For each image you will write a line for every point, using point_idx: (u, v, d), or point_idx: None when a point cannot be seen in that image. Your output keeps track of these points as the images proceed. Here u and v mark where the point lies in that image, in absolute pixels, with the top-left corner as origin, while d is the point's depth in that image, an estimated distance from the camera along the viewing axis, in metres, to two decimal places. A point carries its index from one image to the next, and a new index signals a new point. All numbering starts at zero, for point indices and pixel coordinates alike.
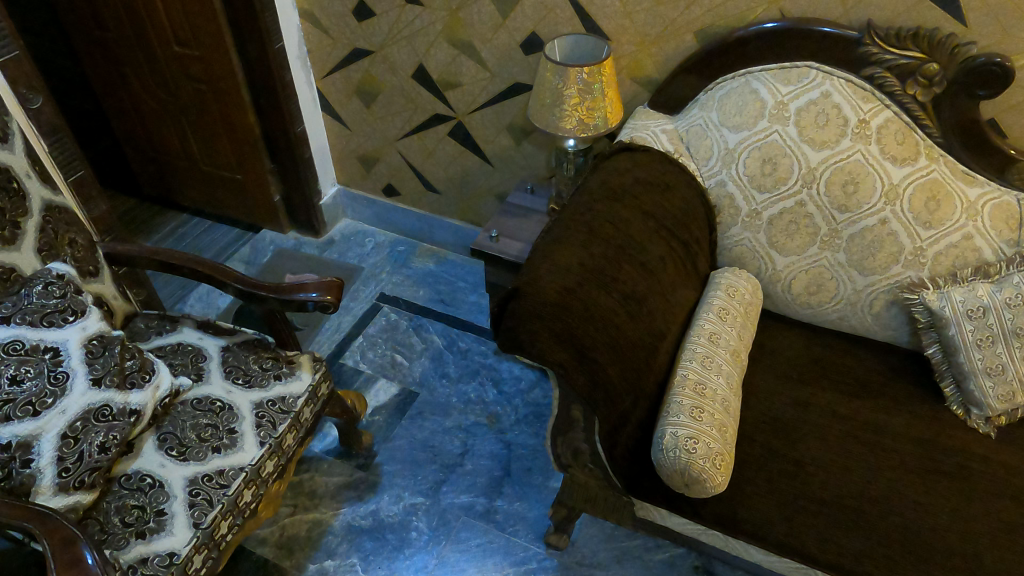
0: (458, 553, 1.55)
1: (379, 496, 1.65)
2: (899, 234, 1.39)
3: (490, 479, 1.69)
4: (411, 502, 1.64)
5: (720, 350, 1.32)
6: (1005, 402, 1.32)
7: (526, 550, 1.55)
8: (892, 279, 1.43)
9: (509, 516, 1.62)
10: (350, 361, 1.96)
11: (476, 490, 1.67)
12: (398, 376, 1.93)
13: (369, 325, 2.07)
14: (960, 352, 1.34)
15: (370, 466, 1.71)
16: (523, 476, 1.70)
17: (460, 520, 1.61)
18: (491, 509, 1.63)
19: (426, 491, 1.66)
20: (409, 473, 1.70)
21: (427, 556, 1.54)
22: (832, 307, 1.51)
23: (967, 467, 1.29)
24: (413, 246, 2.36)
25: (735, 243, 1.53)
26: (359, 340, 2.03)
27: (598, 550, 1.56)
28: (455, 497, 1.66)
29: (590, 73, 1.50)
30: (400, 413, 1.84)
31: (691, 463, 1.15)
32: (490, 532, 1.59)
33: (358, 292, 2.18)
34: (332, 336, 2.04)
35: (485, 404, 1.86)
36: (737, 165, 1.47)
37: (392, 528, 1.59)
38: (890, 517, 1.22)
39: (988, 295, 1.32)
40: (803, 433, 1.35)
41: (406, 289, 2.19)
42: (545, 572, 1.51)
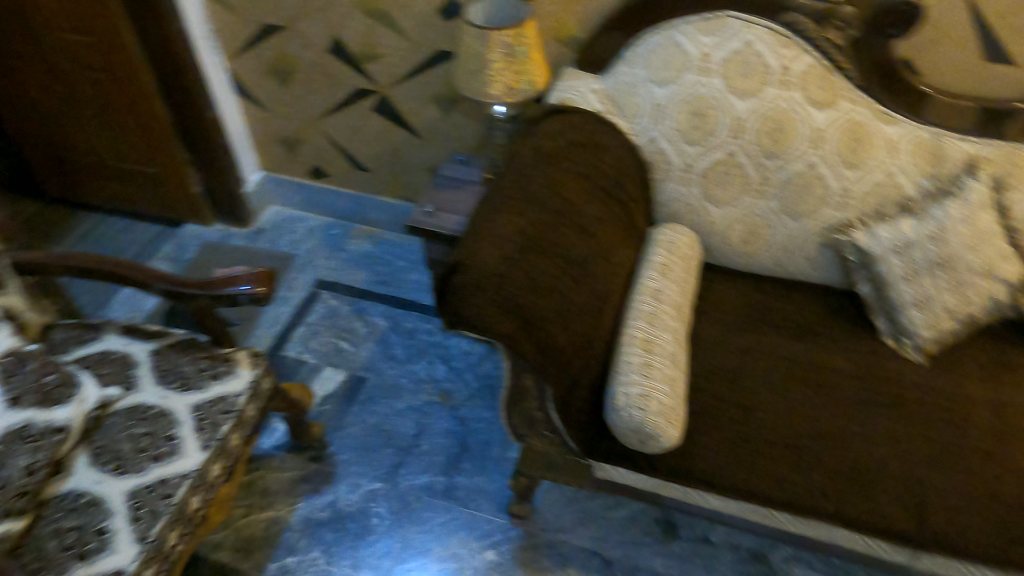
0: (422, 534, 1.53)
1: (336, 486, 1.61)
2: (827, 177, 1.43)
3: (448, 457, 1.68)
4: (370, 489, 1.61)
5: (664, 306, 1.34)
6: (934, 330, 1.38)
7: (490, 523, 1.55)
8: (823, 222, 1.46)
9: (470, 491, 1.61)
10: (291, 351, 1.90)
11: (434, 469, 1.65)
12: (344, 362, 1.88)
13: (309, 313, 2.01)
14: (891, 286, 1.40)
15: (324, 457, 1.67)
16: (481, 450, 1.69)
17: (421, 500, 1.59)
18: (451, 487, 1.62)
19: (384, 476, 1.64)
20: (364, 460, 1.67)
21: (390, 540, 1.52)
22: (768, 255, 1.52)
23: (903, 396, 1.35)
24: (346, 228, 2.28)
25: (670, 199, 1.51)
26: (300, 329, 1.96)
27: (561, 514, 1.57)
28: (414, 478, 1.64)
29: (513, 36, 1.46)
30: (349, 399, 1.80)
31: (645, 420, 1.17)
32: (452, 509, 1.58)
33: (293, 280, 2.10)
34: (271, 328, 1.97)
35: (436, 382, 1.84)
36: (667, 119, 1.44)
37: (353, 516, 1.56)
38: (835, 450, 1.27)
39: (911, 230, 1.37)
40: (749, 380, 1.38)
41: (344, 273, 2.13)
42: (511, 543, 1.52)
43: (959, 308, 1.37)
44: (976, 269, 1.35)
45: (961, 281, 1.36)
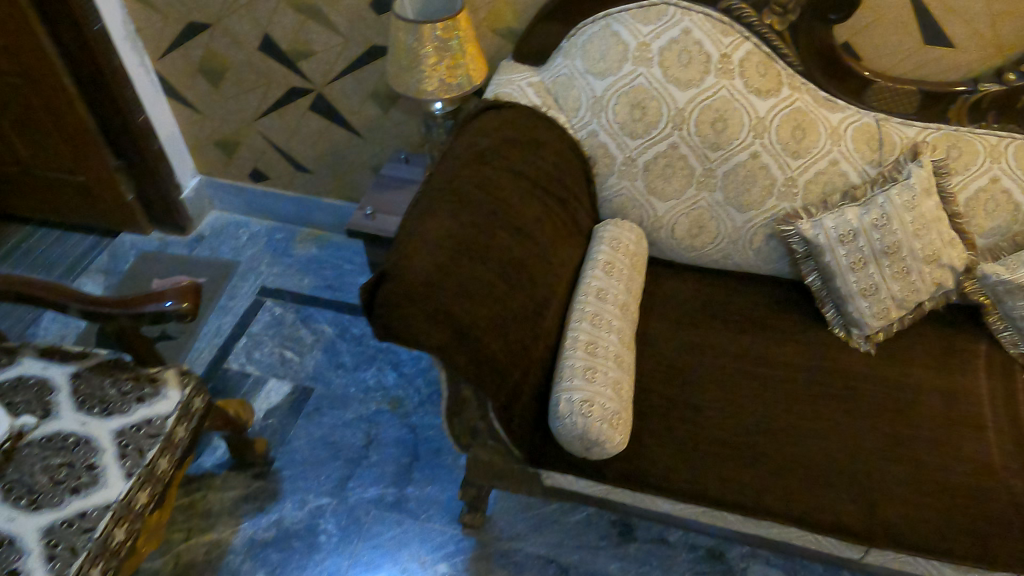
0: (372, 549, 1.48)
1: (281, 504, 1.55)
2: (771, 166, 1.39)
3: (399, 467, 1.63)
4: (317, 505, 1.55)
5: (608, 306, 1.30)
6: (881, 318, 1.37)
7: (443, 534, 1.51)
8: (769, 212, 1.43)
9: (421, 502, 1.56)
10: (234, 364, 1.83)
11: (385, 481, 1.60)
12: (289, 373, 1.81)
13: (253, 323, 1.93)
14: (837, 277, 1.37)
15: (268, 474, 1.60)
16: (433, 458, 1.64)
17: (371, 514, 1.54)
18: (402, 498, 1.57)
19: (331, 491, 1.58)
20: (311, 475, 1.61)
21: (339, 558, 1.47)
22: (715, 248, 1.49)
23: (852, 387, 1.34)
24: (290, 232, 2.20)
25: (614, 194, 1.46)
26: (243, 340, 1.88)
27: (516, 521, 1.53)
28: (363, 491, 1.58)
29: (445, 29, 1.40)
30: (295, 412, 1.73)
31: (588, 427, 1.13)
32: (404, 521, 1.53)
33: (236, 289, 2.02)
34: (212, 340, 1.88)
35: (385, 390, 1.78)
36: (607, 112, 1.40)
37: (299, 535, 1.50)
38: (784, 448, 1.25)
39: (857, 219, 1.34)
40: (698, 379, 1.35)
41: (290, 279, 2.06)
42: (464, 554, 1.47)
43: (905, 295, 1.36)
44: (921, 256, 1.33)
45: (906, 269, 1.34)
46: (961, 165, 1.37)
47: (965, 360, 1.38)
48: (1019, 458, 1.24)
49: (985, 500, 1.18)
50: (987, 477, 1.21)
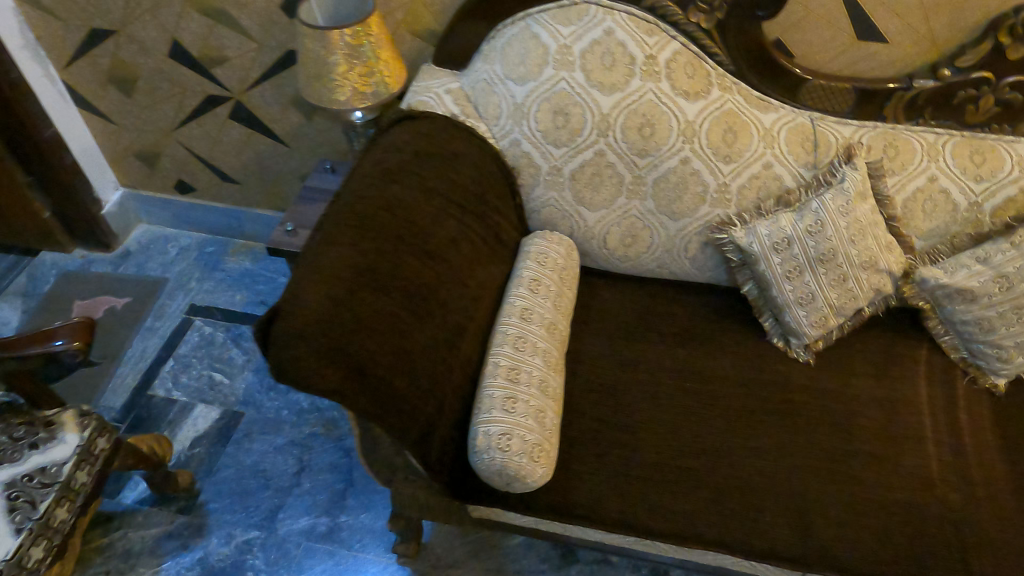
0: None
1: (206, 540, 1.48)
2: (702, 172, 1.33)
3: (332, 494, 1.56)
4: (244, 539, 1.48)
5: (533, 327, 1.23)
6: (819, 327, 1.32)
7: (377, 565, 1.45)
8: (702, 220, 1.36)
9: (355, 531, 1.50)
10: (160, 390, 1.74)
11: (317, 511, 1.53)
12: (218, 397, 1.73)
13: (180, 345, 1.84)
14: (773, 286, 1.32)
15: (193, 508, 1.53)
16: (368, 483, 1.58)
17: (301, 547, 1.47)
18: (335, 528, 1.50)
19: (260, 523, 1.50)
20: (238, 506, 1.53)
21: None
22: (650, 258, 1.43)
23: (790, 401, 1.29)
24: (221, 245, 2.10)
25: (541, 205, 1.39)
26: (169, 363, 1.79)
27: (454, 547, 1.47)
28: (294, 521, 1.51)
29: (354, 34, 1.31)
30: (223, 439, 1.65)
31: (507, 462, 1.07)
32: (336, 553, 1.46)
33: (163, 308, 1.93)
34: (137, 365, 1.79)
35: (320, 411, 1.71)
36: (529, 120, 1.32)
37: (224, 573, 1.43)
38: (718, 470, 1.20)
39: (790, 225, 1.28)
40: (630, 399, 1.30)
41: (221, 295, 1.96)
42: None
43: (843, 303, 1.31)
44: (858, 263, 1.28)
45: (843, 276, 1.29)
46: (898, 166, 1.32)
47: (905, 368, 1.34)
48: (958, 470, 1.20)
49: (923, 517, 1.14)
50: (925, 492, 1.17)
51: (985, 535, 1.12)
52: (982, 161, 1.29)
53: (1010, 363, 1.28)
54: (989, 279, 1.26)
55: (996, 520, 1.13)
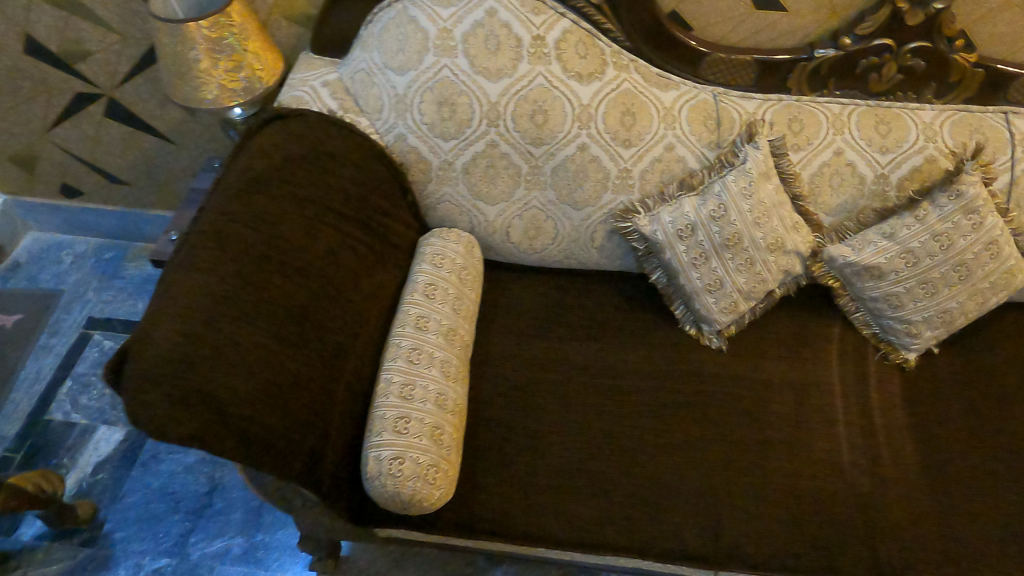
0: None
1: (112, 573, 1.40)
2: (601, 158, 1.26)
3: (246, 512, 1.49)
4: (153, 568, 1.41)
5: (429, 337, 1.16)
6: (729, 313, 1.29)
7: None
8: (605, 208, 1.30)
9: (271, 550, 1.44)
10: (56, 415, 1.63)
11: (231, 531, 1.47)
12: (122, 417, 1.64)
13: (77, 364, 1.72)
14: (680, 274, 1.27)
15: (98, 539, 1.45)
16: None
17: (215, 571, 1.41)
18: (251, 548, 1.44)
19: (170, 550, 1.44)
20: (146, 533, 1.46)
21: None
22: (556, 249, 1.37)
23: (702, 391, 1.26)
24: (117, 252, 1.97)
25: (437, 201, 1.31)
26: (67, 384, 1.69)
27: (374, 558, 1.43)
28: (207, 545, 1.45)
29: (213, 26, 1.19)
30: (128, 463, 1.56)
31: (400, 489, 1.01)
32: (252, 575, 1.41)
33: (58, 323, 1.81)
34: (31, 388, 1.68)
35: None
36: (413, 112, 1.22)
37: None
38: (628, 471, 1.16)
39: (694, 211, 1.23)
40: (538, 401, 1.25)
41: (119, 307, 1.85)
42: None
43: (752, 287, 1.27)
44: (764, 246, 1.24)
45: (749, 260, 1.25)
46: (803, 141, 1.27)
47: (818, 347, 1.31)
48: (867, 452, 1.19)
49: (832, 505, 1.12)
50: (834, 478, 1.15)
51: (892, 518, 1.11)
52: (887, 131, 1.25)
53: (918, 337, 1.27)
54: (895, 255, 1.23)
55: (903, 502, 1.13)
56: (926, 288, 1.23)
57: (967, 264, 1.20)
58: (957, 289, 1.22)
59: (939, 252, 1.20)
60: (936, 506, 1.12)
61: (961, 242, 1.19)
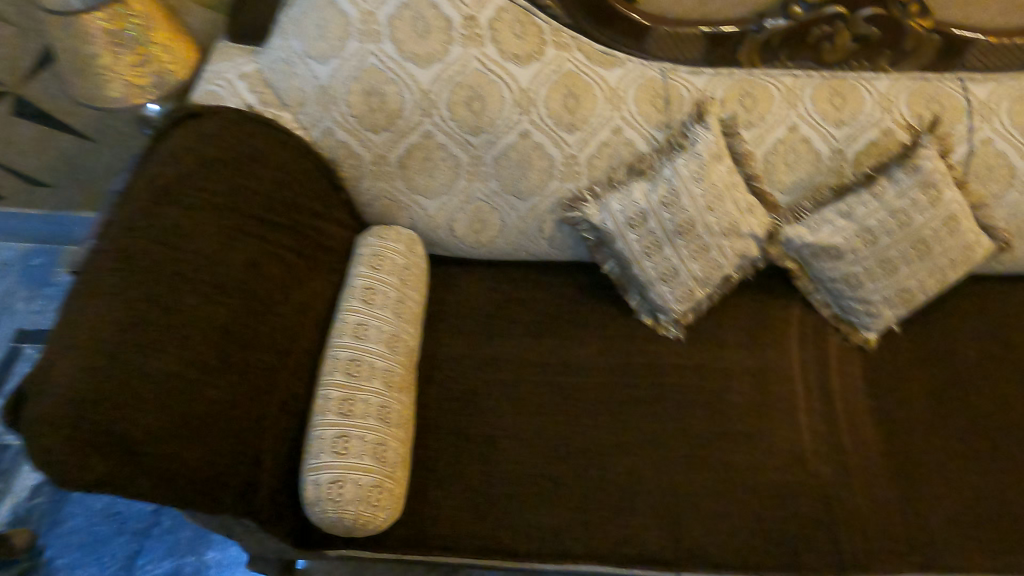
0: None
1: None
2: (545, 145, 1.19)
3: (196, 529, 1.43)
4: None
5: (369, 346, 1.10)
6: (685, 302, 1.24)
7: None
8: (552, 197, 1.23)
9: (225, 567, 1.39)
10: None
11: (180, 550, 1.40)
12: None
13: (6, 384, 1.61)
14: (633, 264, 1.21)
15: (38, 569, 1.37)
16: None
17: None
18: (203, 566, 1.39)
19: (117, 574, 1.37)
20: (91, 559, 1.39)
21: None
22: (504, 242, 1.30)
23: (660, 384, 1.22)
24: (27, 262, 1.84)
25: (373, 198, 1.23)
26: None
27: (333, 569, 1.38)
28: (156, 567, 1.38)
29: (112, 18, 1.08)
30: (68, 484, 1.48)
31: (341, 514, 0.95)
32: None
33: None
34: None
35: None
36: (339, 104, 1.13)
37: None
38: (585, 473, 1.12)
39: (644, 198, 1.17)
40: (491, 404, 1.20)
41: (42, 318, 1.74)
42: None
43: (708, 274, 1.22)
44: (719, 231, 1.18)
45: (704, 246, 1.19)
46: (756, 117, 1.20)
47: (777, 331, 1.27)
48: (829, 440, 1.16)
49: (794, 497, 1.09)
50: (796, 469, 1.12)
51: (854, 508, 1.08)
52: (842, 103, 1.20)
53: (878, 317, 1.23)
54: (852, 234, 1.19)
55: (866, 490, 1.10)
56: (885, 267, 1.19)
57: (926, 241, 1.16)
58: (916, 266, 1.18)
59: (896, 230, 1.16)
60: (898, 492, 1.10)
61: (919, 219, 1.15)
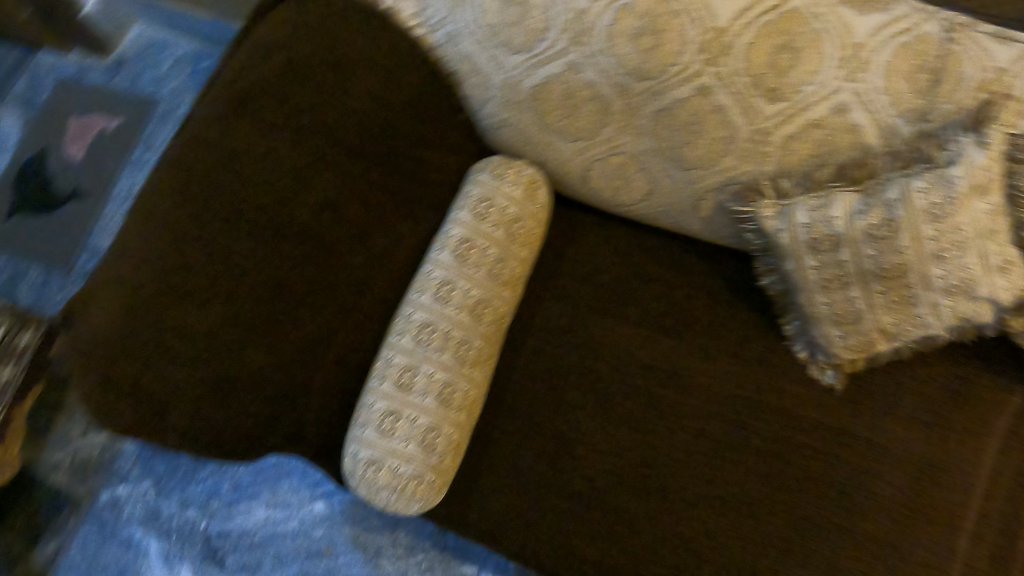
0: (231, 523, 1.35)
1: (128, 489, 1.37)
2: (728, 110, 0.85)
3: (238, 497, 1.36)
4: (153, 507, 1.36)
5: (447, 311, 0.95)
6: (857, 352, 0.93)
7: (302, 508, 1.35)
8: (722, 175, 0.92)
9: (269, 520, 1.35)
10: (91, 227, 1.54)
11: (227, 497, 1.36)
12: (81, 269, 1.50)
13: (115, 175, 1.58)
14: (801, 291, 0.93)
15: (110, 453, 1.40)
16: (276, 500, 1.36)
17: (215, 514, 1.35)
18: (242, 500, 1.36)
19: (180, 482, 1.38)
20: (152, 494, 1.37)
21: (208, 511, 1.35)
22: (645, 206, 1.03)
23: (786, 438, 0.97)
24: (138, 47, 1.69)
25: (496, 124, 0.99)
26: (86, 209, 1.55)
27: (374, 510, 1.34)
28: (181, 512, 1.36)
29: None
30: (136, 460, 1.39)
31: (373, 496, 0.91)
32: (259, 505, 1.36)
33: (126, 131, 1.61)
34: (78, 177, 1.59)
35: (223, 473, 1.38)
36: (470, 6, 0.88)
37: (178, 485, 1.38)
38: (657, 518, 0.95)
39: (846, 219, 0.85)
40: (575, 399, 1.03)
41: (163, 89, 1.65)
42: (313, 540, 1.33)
43: (902, 330, 0.89)
44: (944, 287, 0.83)
45: (909, 299, 0.85)
46: None
47: (974, 419, 0.95)
48: None
49: None
50: None
51: None
52: None
53: None
54: None
55: None
56: None
57: None
58: None
59: None
60: None
61: None
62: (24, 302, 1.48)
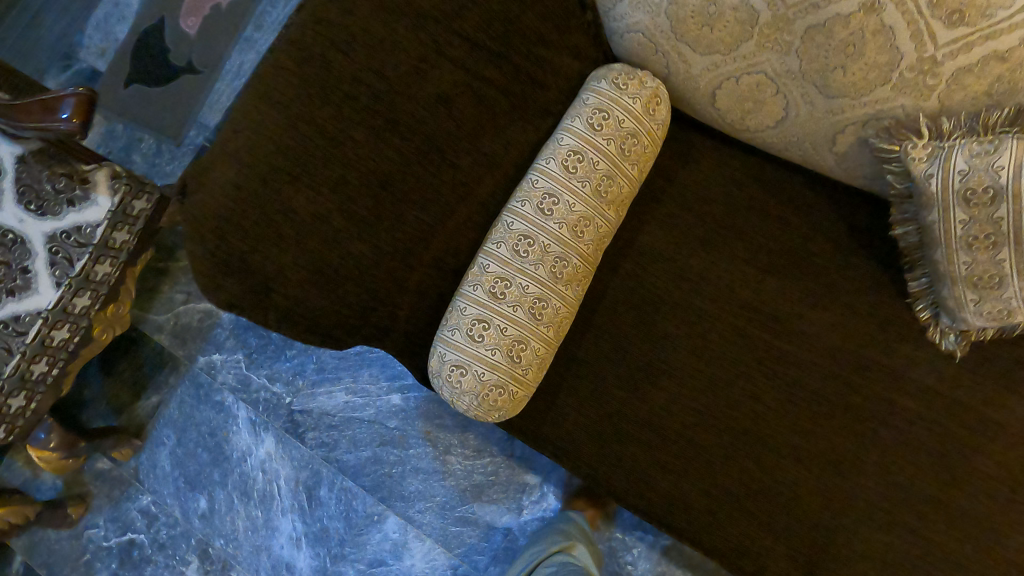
0: (312, 401, 1.41)
1: (219, 358, 1.44)
2: (896, 31, 0.74)
3: (320, 377, 1.42)
4: (243, 376, 1.43)
5: (549, 225, 0.91)
6: (990, 320, 0.85)
7: (380, 396, 1.40)
8: (872, 107, 0.82)
9: (348, 402, 1.40)
10: (201, 101, 1.58)
11: (311, 376, 1.42)
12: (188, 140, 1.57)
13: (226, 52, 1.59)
14: (940, 246, 0.85)
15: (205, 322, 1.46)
16: (355, 386, 1.40)
17: (299, 390, 1.42)
18: (324, 381, 1.41)
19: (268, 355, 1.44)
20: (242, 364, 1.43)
21: (293, 387, 1.42)
22: (776, 133, 0.93)
23: (890, 399, 0.92)
24: None
25: (624, 26, 0.90)
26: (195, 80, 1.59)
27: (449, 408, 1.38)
28: (268, 385, 1.43)
29: None
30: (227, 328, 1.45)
31: (455, 398, 0.91)
32: (339, 388, 1.41)
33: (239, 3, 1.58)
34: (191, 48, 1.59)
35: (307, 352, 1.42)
36: None
37: (265, 358, 1.43)
38: (737, 460, 0.94)
39: (1011, 171, 0.76)
40: (667, 331, 0.99)
41: None
42: (388, 428, 1.38)
43: None
44: None
45: None
46: None
47: None
48: None
49: None
50: None
51: None
52: None
53: None
54: None
55: None
56: None
57: None
58: None
59: None
60: None
61: None
62: (139, 169, 1.57)
